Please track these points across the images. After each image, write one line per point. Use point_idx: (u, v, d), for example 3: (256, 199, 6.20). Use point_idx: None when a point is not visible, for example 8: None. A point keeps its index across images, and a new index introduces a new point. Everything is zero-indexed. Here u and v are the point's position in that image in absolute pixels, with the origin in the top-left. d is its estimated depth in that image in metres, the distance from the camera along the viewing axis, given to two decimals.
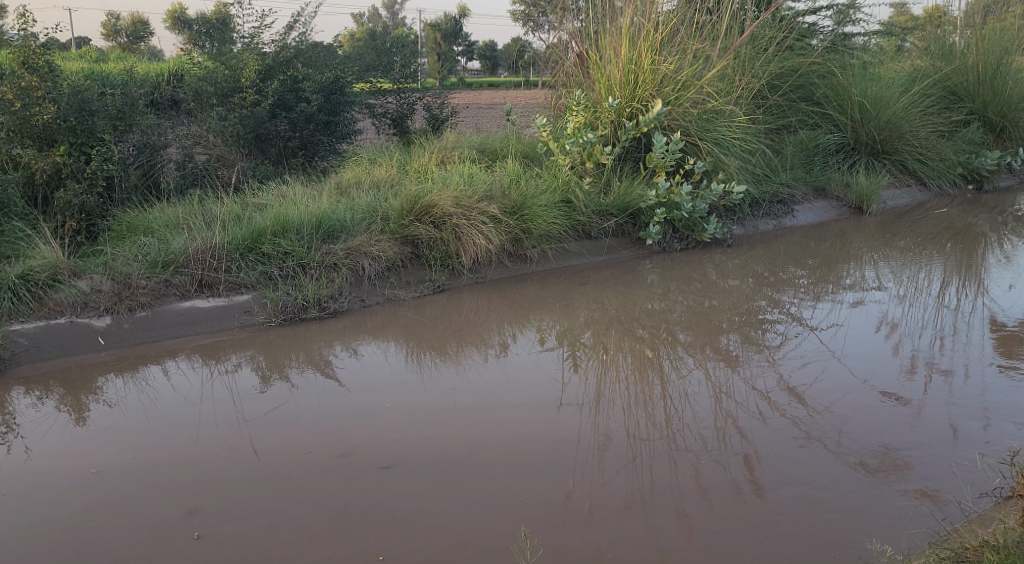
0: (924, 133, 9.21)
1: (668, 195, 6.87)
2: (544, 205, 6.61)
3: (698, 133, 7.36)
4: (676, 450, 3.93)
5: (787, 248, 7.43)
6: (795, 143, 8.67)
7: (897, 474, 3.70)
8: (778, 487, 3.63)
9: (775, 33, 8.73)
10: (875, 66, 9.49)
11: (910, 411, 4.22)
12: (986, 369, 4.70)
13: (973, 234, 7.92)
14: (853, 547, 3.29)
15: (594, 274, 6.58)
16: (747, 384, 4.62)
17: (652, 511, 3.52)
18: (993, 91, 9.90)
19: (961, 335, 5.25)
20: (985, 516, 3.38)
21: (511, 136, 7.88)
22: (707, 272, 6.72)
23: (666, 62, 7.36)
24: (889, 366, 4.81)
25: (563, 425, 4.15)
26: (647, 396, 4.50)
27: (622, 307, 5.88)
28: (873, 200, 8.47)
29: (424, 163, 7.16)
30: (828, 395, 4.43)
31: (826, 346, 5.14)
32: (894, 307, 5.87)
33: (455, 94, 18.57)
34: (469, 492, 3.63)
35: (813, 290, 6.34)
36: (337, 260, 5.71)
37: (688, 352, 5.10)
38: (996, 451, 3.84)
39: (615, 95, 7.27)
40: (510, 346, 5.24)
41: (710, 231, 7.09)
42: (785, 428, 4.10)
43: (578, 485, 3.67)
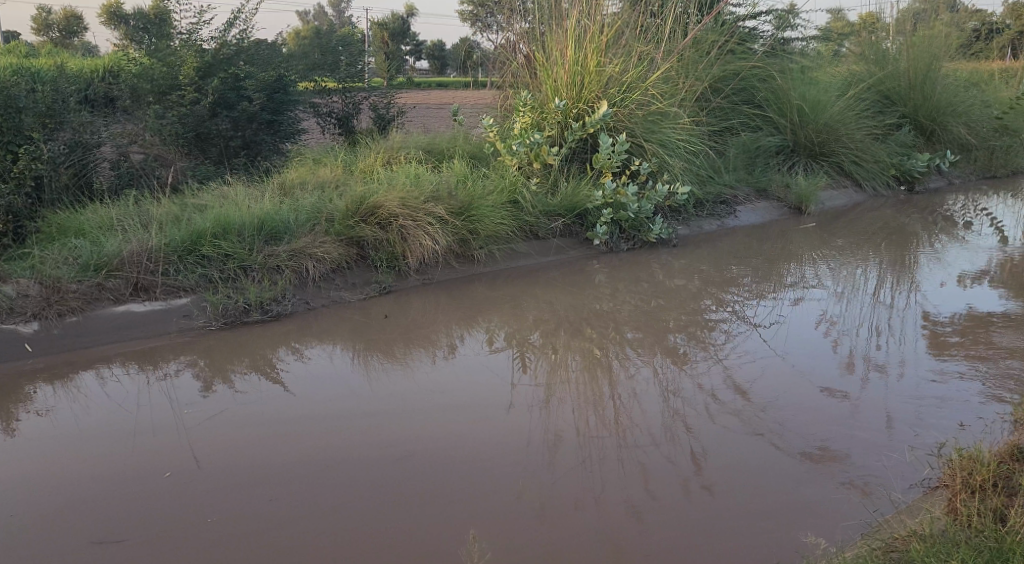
0: (860, 136, 9.46)
1: (615, 195, 6.98)
2: (492, 206, 6.63)
3: (645, 134, 7.46)
4: (625, 448, 3.98)
5: (731, 248, 7.56)
6: (738, 144, 8.85)
7: (837, 468, 3.79)
8: (724, 484, 3.70)
9: (716, 37, 8.89)
10: (814, 71, 9.75)
11: (848, 406, 4.34)
12: (920, 364, 4.85)
13: (906, 233, 8.15)
14: (791, 540, 3.35)
15: (542, 274, 6.61)
16: (690, 382, 4.69)
17: (602, 509, 3.55)
18: (923, 96, 10.20)
19: (896, 332, 5.41)
20: (914, 505, 3.47)
21: (458, 136, 7.87)
22: (654, 272, 6.78)
23: (612, 63, 7.47)
24: (828, 362, 4.94)
25: (514, 426, 4.18)
26: (597, 395, 4.55)
27: (571, 308, 5.92)
28: (812, 200, 8.68)
29: (370, 164, 7.11)
30: (770, 391, 4.53)
31: (768, 343, 5.26)
32: (834, 305, 6.01)
33: (405, 94, 18.50)
34: (418, 494, 3.63)
35: (755, 288, 6.46)
36: (280, 262, 5.65)
37: (636, 351, 5.16)
38: (926, 443, 3.96)
39: (562, 96, 7.33)
40: (458, 347, 5.26)
41: (656, 230, 7.21)
42: (731, 424, 4.18)
43: (528, 486, 3.70)
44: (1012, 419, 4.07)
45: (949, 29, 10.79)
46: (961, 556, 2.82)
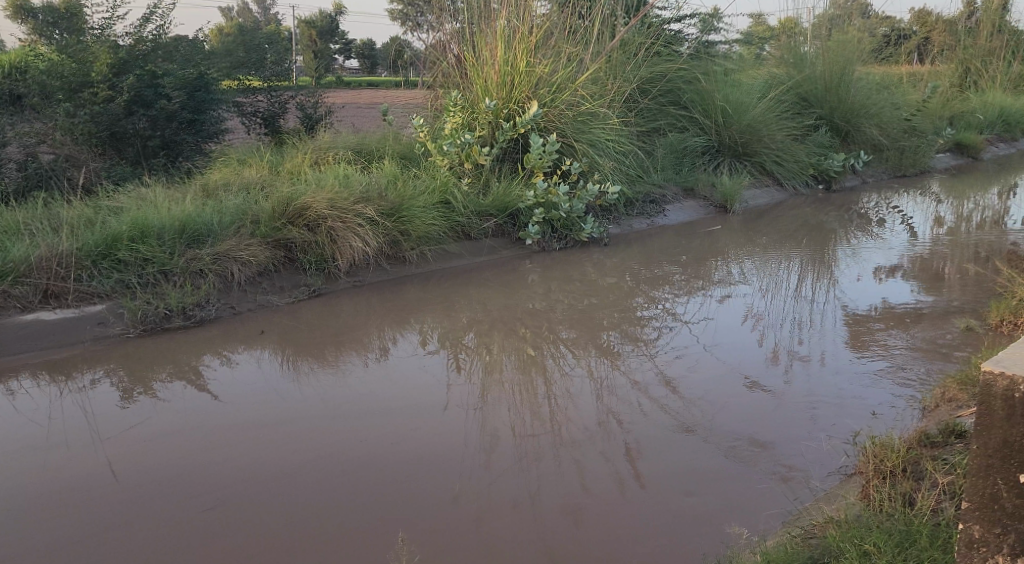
0: (782, 137, 9.72)
1: (546, 195, 7.09)
2: (423, 206, 6.63)
3: (575, 134, 7.54)
4: (561, 446, 4.02)
5: (661, 246, 7.70)
6: (666, 145, 8.98)
7: (764, 458, 3.90)
8: (658, 478, 3.76)
9: (643, 40, 9.01)
10: (736, 73, 10.01)
11: (774, 398, 4.47)
12: (840, 355, 5.05)
13: (825, 230, 8.42)
14: (716, 530, 3.41)
15: (475, 274, 6.63)
16: (622, 380, 4.76)
17: (539, 506, 3.57)
18: (839, 98, 10.58)
19: (817, 325, 5.60)
20: (831, 492, 3.56)
21: (389, 135, 7.83)
22: (586, 271, 6.86)
23: (541, 64, 7.53)
24: (754, 356, 5.08)
25: (450, 428, 4.18)
26: (532, 395, 4.59)
27: (504, 308, 5.95)
28: (736, 199, 8.91)
29: (297, 164, 7.01)
30: (700, 386, 4.65)
31: (698, 339, 5.38)
32: (760, 301, 6.17)
33: (332, 92, 18.35)
34: (353, 499, 3.60)
35: (685, 285, 6.60)
36: (203, 266, 5.55)
37: (570, 350, 5.23)
38: (843, 431, 4.10)
39: (493, 96, 7.35)
40: (391, 350, 5.24)
41: (588, 230, 7.32)
42: (663, 419, 4.27)
43: (464, 486, 3.70)
44: (921, 406, 4.24)
45: (862, 34, 11.17)
46: (873, 541, 2.85)
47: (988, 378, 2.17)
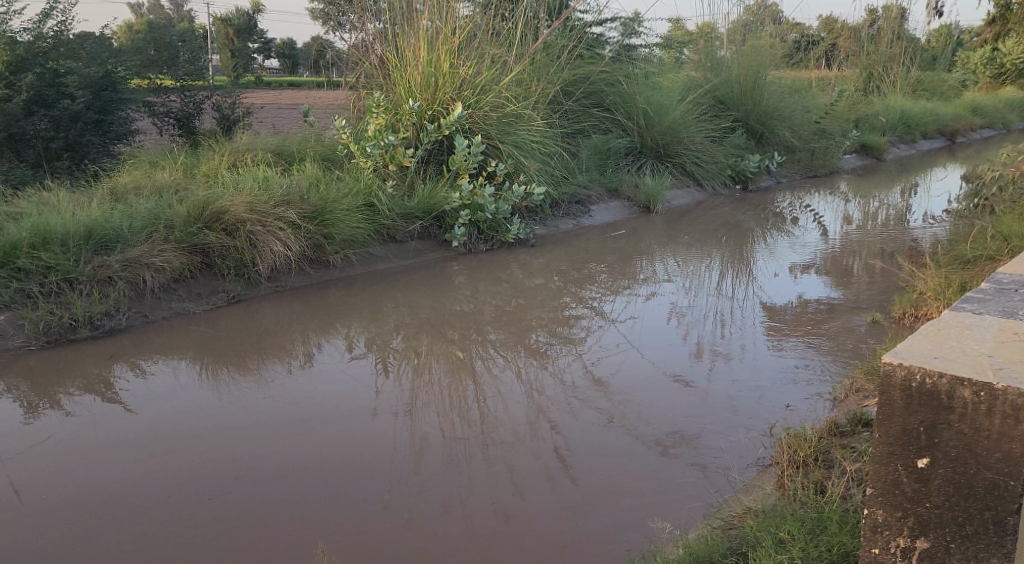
0: (700, 139, 9.95)
1: (472, 196, 7.13)
2: (347, 209, 6.57)
3: (499, 135, 7.57)
4: (491, 447, 4.03)
5: (586, 246, 7.79)
6: (591, 146, 9.04)
7: (690, 452, 3.99)
8: (589, 475, 3.80)
9: (566, 42, 9.05)
10: (657, 76, 10.16)
11: (699, 392, 4.59)
12: (760, 348, 5.21)
13: (744, 229, 8.66)
14: (641, 524, 3.45)
15: (402, 277, 6.61)
16: (549, 381, 4.81)
17: (471, 508, 3.56)
18: (754, 101, 10.89)
19: (738, 321, 5.76)
20: (749, 484, 3.64)
21: (310, 137, 7.72)
22: (512, 272, 6.90)
23: (465, 65, 7.54)
24: (680, 352, 5.19)
25: (379, 434, 4.16)
26: (462, 397, 4.61)
27: (431, 310, 5.94)
28: (659, 200, 9.09)
29: (214, 166, 6.87)
30: (627, 383, 4.74)
31: (625, 337, 5.48)
32: (683, 298, 6.32)
33: (252, 92, 18.03)
34: (280, 506, 3.56)
35: (611, 285, 6.70)
36: (112, 274, 5.39)
37: (498, 351, 5.26)
38: (761, 423, 4.22)
39: (416, 97, 7.34)
40: (315, 355, 5.19)
41: (514, 231, 7.37)
42: (592, 417, 4.34)
43: (395, 491, 3.68)
44: (832, 396, 4.41)
45: (773, 40, 11.55)
46: (787, 530, 2.85)
47: (888, 369, 2.12)
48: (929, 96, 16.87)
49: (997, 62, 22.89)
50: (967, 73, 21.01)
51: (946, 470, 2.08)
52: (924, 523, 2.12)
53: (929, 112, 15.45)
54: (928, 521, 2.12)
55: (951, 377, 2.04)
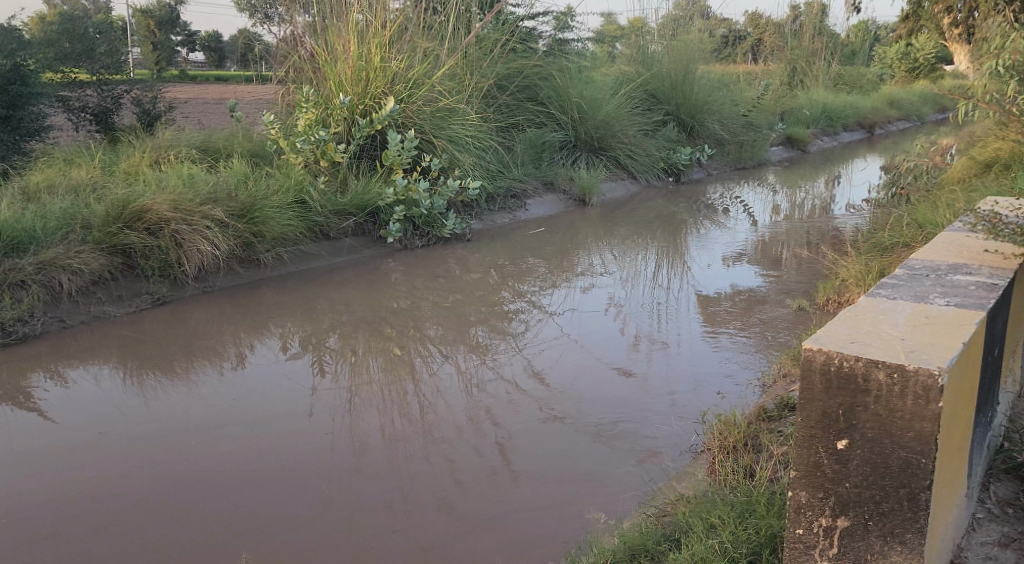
0: (633, 132, 10.12)
1: (407, 191, 7.10)
2: (276, 207, 6.47)
3: (433, 130, 7.55)
4: (431, 445, 4.02)
5: (524, 240, 7.82)
6: (525, 140, 9.06)
7: (628, 441, 4.03)
8: (529, 467, 3.82)
9: (499, 37, 9.02)
10: (590, 70, 10.21)
11: (638, 383, 4.66)
12: (695, 337, 5.31)
13: (677, 221, 8.79)
14: (577, 514, 3.47)
15: (336, 275, 6.54)
16: (490, 376, 4.83)
17: (411, 506, 3.55)
18: (685, 94, 11.09)
19: (674, 311, 5.86)
20: (683, 471, 3.70)
21: (237, 133, 7.55)
22: (449, 268, 6.89)
23: (397, 59, 7.51)
24: (618, 343, 5.26)
25: (315, 435, 4.11)
26: (401, 395, 4.59)
27: (367, 308, 5.90)
28: (594, 192, 9.18)
29: (135, 163, 6.67)
30: (567, 376, 4.78)
31: (564, 329, 5.53)
32: (620, 290, 6.40)
33: (175, 87, 17.58)
34: (215, 511, 3.51)
35: (549, 278, 6.73)
36: (25, 277, 5.20)
37: (437, 348, 5.25)
38: (693, 412, 4.28)
39: (348, 91, 7.25)
40: (248, 357, 5.11)
41: (450, 226, 7.36)
42: (532, 411, 4.36)
43: (333, 492, 3.64)
44: (761, 382, 4.52)
45: (702, 34, 11.75)
46: (719, 515, 2.90)
47: (808, 355, 2.19)
48: (849, 91, 17.38)
49: (912, 57, 23.69)
50: (883, 68, 21.71)
51: (864, 451, 2.15)
52: (844, 503, 2.20)
53: (849, 105, 15.92)
54: (848, 500, 2.19)
55: (866, 360, 2.11)
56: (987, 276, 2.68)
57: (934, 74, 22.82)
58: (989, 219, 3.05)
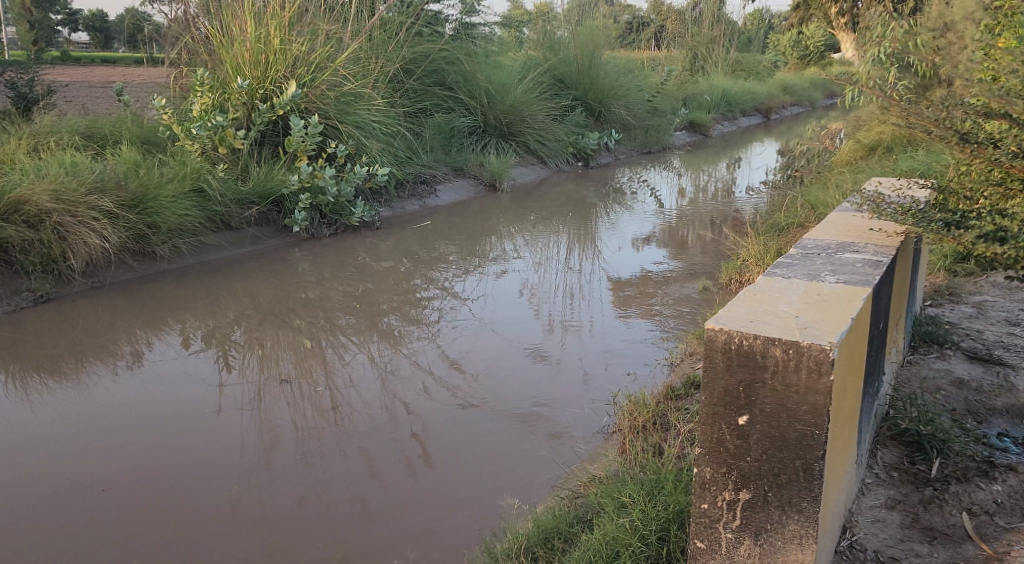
0: (541, 117, 10.20)
1: (312, 178, 6.98)
2: (172, 196, 6.24)
3: (338, 116, 7.43)
4: (345, 437, 3.99)
5: (434, 226, 7.80)
6: (433, 126, 9.00)
7: (543, 424, 4.09)
8: (445, 456, 3.83)
9: (404, 19, 8.86)
10: (497, 54, 10.21)
11: (552, 366, 4.71)
12: (608, 319, 5.41)
13: (587, 205, 8.90)
14: (492, 500, 3.50)
15: (239, 266, 6.39)
16: (404, 364, 4.81)
17: (325, 500, 3.52)
18: (591, 80, 11.23)
19: (587, 294, 5.95)
20: (595, 452, 3.77)
21: (125, 118, 7.12)
22: (359, 257, 6.81)
23: (297, 42, 7.33)
24: (533, 328, 5.30)
25: (223, 431, 4.03)
26: (313, 387, 4.53)
27: (274, 299, 5.79)
28: (504, 177, 9.19)
29: (11, 151, 6.09)
30: (481, 361, 4.80)
31: (477, 315, 5.54)
32: (533, 274, 6.44)
33: (53, 67, 16.68)
34: (121, 515, 3.41)
35: (462, 265, 6.73)
36: None
37: (349, 338, 5.21)
38: (605, 394, 4.36)
39: (245, 75, 7.01)
40: (145, 354, 4.96)
41: (358, 214, 7.27)
42: (447, 399, 4.37)
43: (244, 490, 3.58)
44: (668, 361, 4.66)
45: (607, 20, 11.87)
46: (628, 494, 2.97)
47: (710, 335, 2.26)
48: (746, 76, 17.88)
49: (802, 45, 24.42)
50: (776, 55, 22.40)
51: (762, 425, 2.24)
52: (746, 476, 2.28)
53: (747, 90, 16.40)
54: (750, 473, 2.28)
55: (763, 338, 2.20)
56: (872, 254, 2.82)
57: (823, 61, 23.69)
58: (873, 199, 3.20)
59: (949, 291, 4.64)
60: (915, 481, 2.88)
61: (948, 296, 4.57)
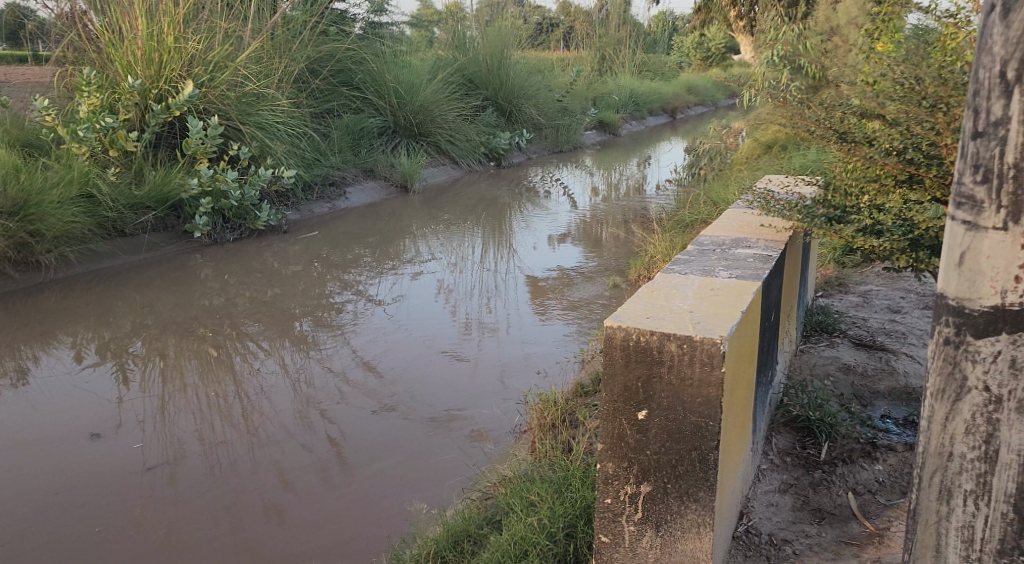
0: (452, 117, 10.20)
1: (213, 181, 6.79)
2: (57, 202, 5.87)
3: (240, 117, 7.27)
4: (255, 447, 3.91)
5: (345, 229, 7.72)
6: (342, 127, 8.89)
7: (458, 425, 4.08)
8: (357, 461, 3.79)
9: (309, 18, 8.70)
10: (406, 54, 10.14)
11: (470, 366, 4.72)
12: (524, 319, 5.44)
13: (501, 205, 8.93)
14: (403, 503, 3.47)
15: (137, 274, 6.20)
16: (320, 369, 4.76)
17: (234, 513, 3.44)
18: (500, 80, 11.28)
19: (502, 293, 5.97)
20: (506, 452, 3.79)
21: (3, 118, 6.68)
22: (266, 261, 6.69)
23: (193, 40, 7.09)
24: (449, 328, 5.30)
25: (125, 448, 3.90)
26: (220, 397, 4.43)
27: (174, 309, 5.62)
28: (415, 178, 9.14)
29: None
30: (397, 364, 4.77)
31: (392, 318, 5.50)
32: (447, 275, 6.43)
33: None
34: (15, 542, 3.26)
35: (375, 267, 6.66)
36: None
37: (255, 345, 5.11)
38: (517, 393, 4.38)
39: (137, 74, 6.70)
40: (35, 371, 4.74)
41: (264, 218, 7.15)
42: (362, 403, 4.33)
43: (147, 508, 3.47)
44: (579, 358, 4.72)
45: (516, 21, 11.94)
46: (536, 492, 2.99)
47: (609, 332, 2.30)
48: (653, 77, 18.23)
49: (705, 46, 25.00)
50: (682, 56, 22.89)
51: (660, 419, 2.29)
52: (646, 469, 2.33)
53: (654, 90, 16.72)
54: (649, 466, 2.32)
55: (659, 333, 2.24)
56: (763, 249, 2.92)
57: (724, 63, 24.40)
58: (762, 196, 3.32)
59: (839, 282, 4.83)
60: (807, 465, 3.00)
61: (837, 286, 4.76)
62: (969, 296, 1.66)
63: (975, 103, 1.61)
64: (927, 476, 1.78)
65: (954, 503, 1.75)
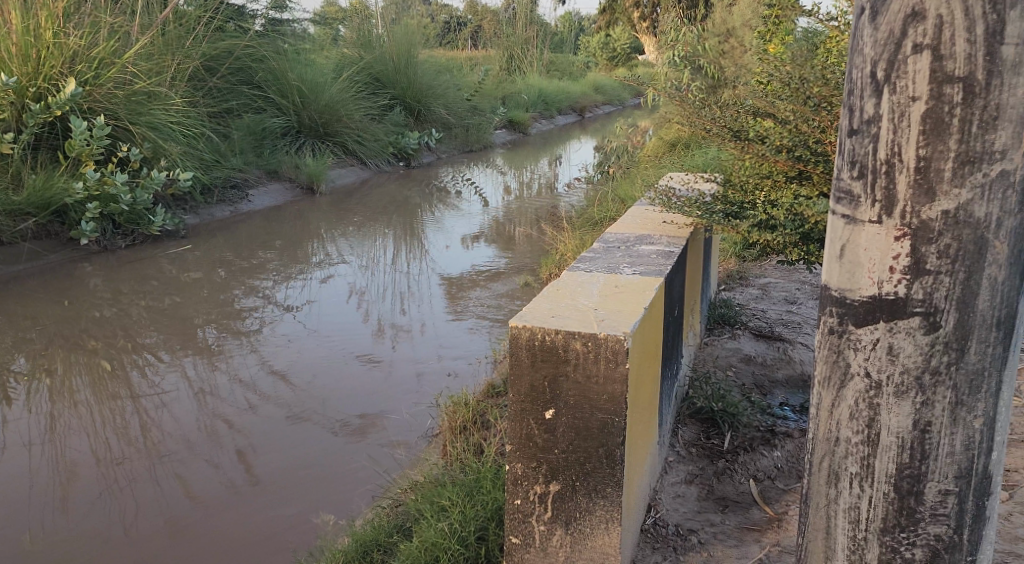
0: (359, 117, 10.07)
1: (101, 185, 6.47)
2: None
3: (129, 117, 6.95)
4: (157, 464, 3.76)
5: (247, 233, 7.51)
6: (243, 127, 8.66)
7: (369, 432, 4.00)
8: (264, 474, 3.68)
9: (203, 13, 8.40)
10: (309, 52, 9.94)
11: (383, 370, 4.64)
12: (438, 320, 5.38)
13: (411, 206, 8.83)
14: (311, 515, 3.38)
15: (20, 285, 5.89)
16: (226, 379, 4.61)
17: (132, 535, 3.29)
18: (407, 79, 11.18)
19: (415, 295, 5.90)
20: (417, 458, 3.74)
21: None
22: (162, 268, 6.46)
23: (75, 36, 6.76)
24: (361, 332, 5.20)
25: (12, 472, 3.69)
26: (118, 413, 4.24)
27: (61, 321, 5.36)
28: (322, 179, 8.96)
29: None
30: (307, 371, 4.65)
31: (302, 323, 5.37)
32: (358, 278, 6.32)
33: None
34: None
35: (282, 272, 6.50)
36: None
37: (151, 356, 4.91)
38: (429, 397, 4.33)
39: (13, 72, 6.27)
40: None
41: (159, 223, 6.90)
42: (271, 412, 4.21)
43: (38, 535, 3.29)
44: (491, 359, 4.70)
45: (422, 19, 11.83)
46: (448, 496, 2.95)
47: (514, 332, 2.28)
48: (561, 77, 18.36)
49: (610, 47, 25.30)
50: (588, 56, 23.10)
51: (567, 418, 2.28)
52: (554, 469, 2.32)
53: (562, 89, 16.85)
54: (557, 465, 2.31)
55: (564, 333, 2.23)
56: (665, 245, 2.94)
57: (630, 63, 24.71)
58: (664, 194, 3.36)
59: (739, 275, 4.93)
60: (711, 456, 3.04)
61: (739, 280, 4.86)
62: (850, 287, 1.65)
63: (850, 102, 1.60)
64: (818, 459, 1.79)
65: (842, 486, 1.75)
